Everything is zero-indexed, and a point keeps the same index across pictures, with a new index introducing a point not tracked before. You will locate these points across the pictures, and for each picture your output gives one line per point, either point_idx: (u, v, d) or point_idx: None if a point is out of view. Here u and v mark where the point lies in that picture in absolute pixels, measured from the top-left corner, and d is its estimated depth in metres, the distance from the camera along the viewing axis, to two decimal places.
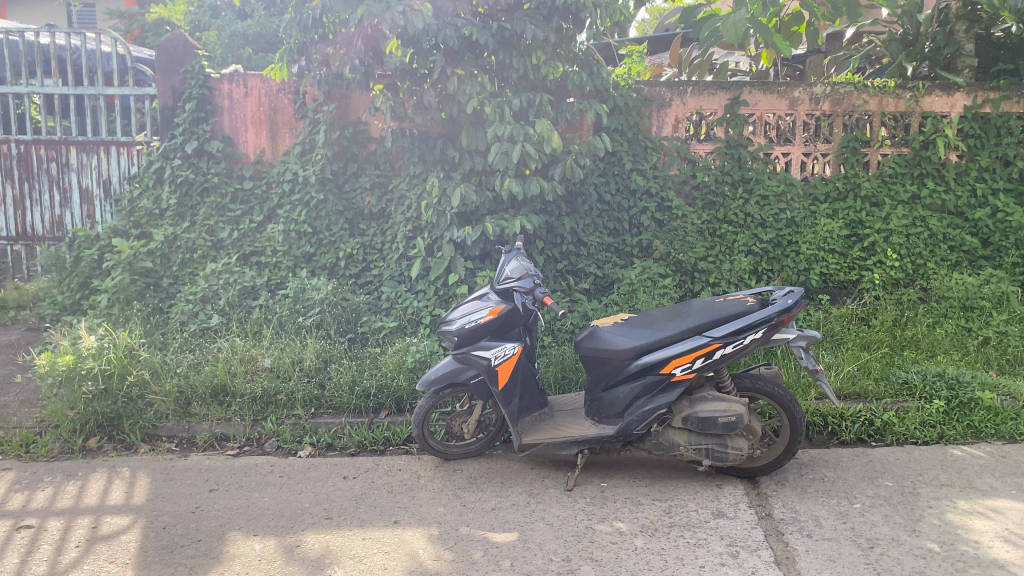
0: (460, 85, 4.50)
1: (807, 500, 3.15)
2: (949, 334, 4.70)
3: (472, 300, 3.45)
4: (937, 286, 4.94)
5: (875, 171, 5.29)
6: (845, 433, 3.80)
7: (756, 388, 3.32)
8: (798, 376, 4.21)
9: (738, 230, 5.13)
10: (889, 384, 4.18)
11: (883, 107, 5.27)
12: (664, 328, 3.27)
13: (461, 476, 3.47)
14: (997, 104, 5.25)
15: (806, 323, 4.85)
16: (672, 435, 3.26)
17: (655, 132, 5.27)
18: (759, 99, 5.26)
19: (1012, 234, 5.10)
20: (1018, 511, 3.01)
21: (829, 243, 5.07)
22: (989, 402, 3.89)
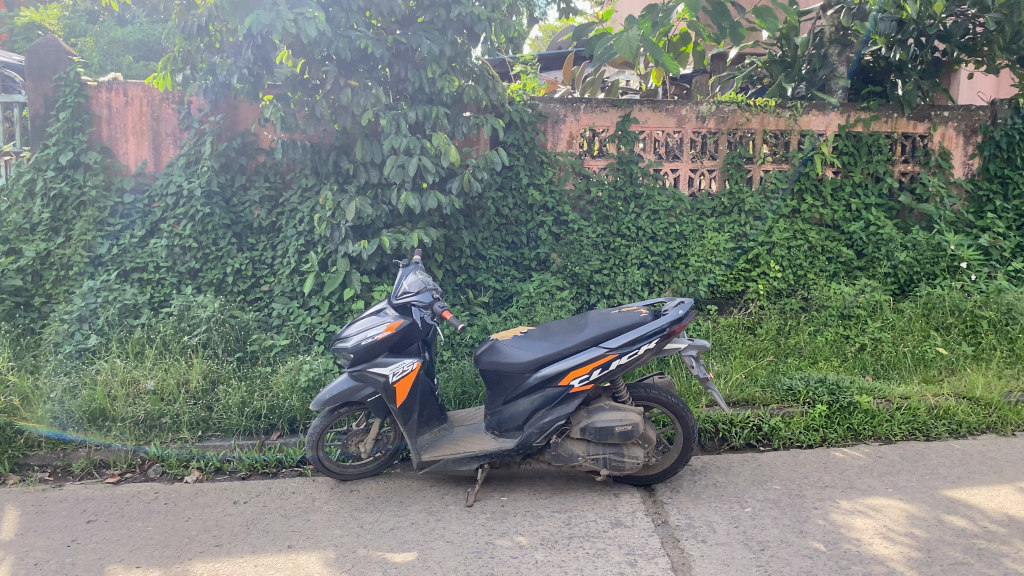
0: (354, 97, 4.43)
1: (701, 506, 3.22)
2: (828, 340, 4.95)
3: (370, 316, 3.38)
4: (817, 296, 5.18)
5: (757, 186, 5.51)
6: (735, 438, 3.93)
7: (651, 397, 3.39)
8: (690, 385, 4.33)
9: (631, 243, 5.24)
10: (775, 390, 4.35)
11: (765, 125, 5.51)
12: (562, 340, 3.29)
13: (359, 497, 3.38)
14: (868, 123, 5.55)
15: (696, 333, 5.02)
16: (571, 447, 3.28)
17: (551, 147, 5.31)
18: (649, 117, 5.39)
19: (884, 246, 5.40)
20: (895, 508, 3.17)
21: (716, 256, 5.23)
22: (867, 405, 4.10)
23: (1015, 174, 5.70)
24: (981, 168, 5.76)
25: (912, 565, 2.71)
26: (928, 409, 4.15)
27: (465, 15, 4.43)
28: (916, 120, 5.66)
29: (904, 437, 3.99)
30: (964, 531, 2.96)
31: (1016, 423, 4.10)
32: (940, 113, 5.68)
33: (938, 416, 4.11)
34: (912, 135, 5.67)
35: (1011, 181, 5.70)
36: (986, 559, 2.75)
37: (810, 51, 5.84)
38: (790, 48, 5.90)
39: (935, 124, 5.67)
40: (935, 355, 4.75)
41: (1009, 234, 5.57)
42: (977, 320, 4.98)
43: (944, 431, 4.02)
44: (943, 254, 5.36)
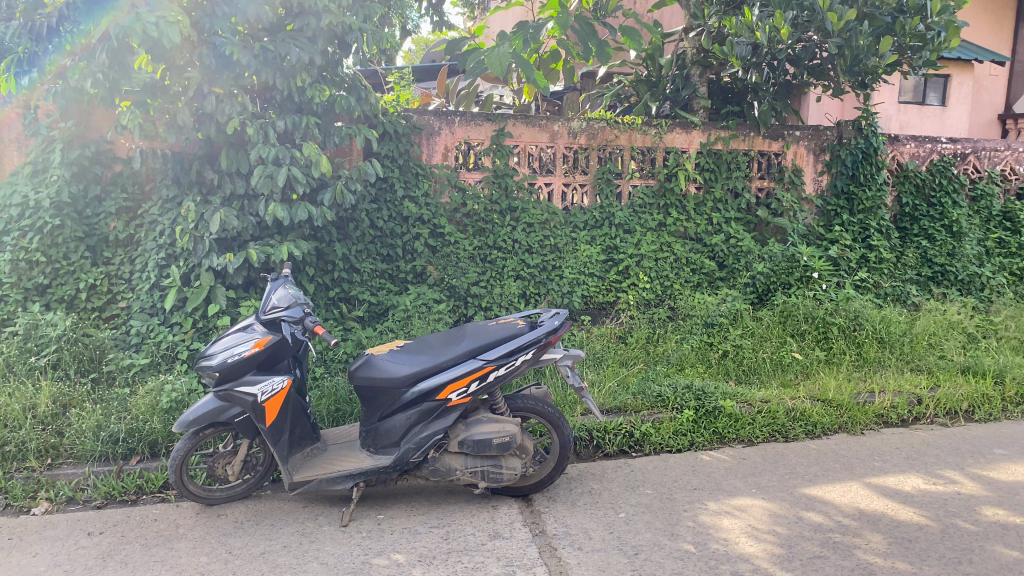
0: (218, 105, 4.29)
1: (577, 514, 3.27)
2: (694, 348, 5.16)
3: (235, 333, 3.25)
4: (683, 306, 5.43)
5: (626, 201, 5.67)
6: (609, 445, 4.01)
7: (527, 408, 3.43)
8: (565, 394, 4.40)
9: (507, 255, 5.29)
10: (645, 397, 4.47)
11: (632, 142, 5.68)
12: (439, 354, 3.26)
13: (227, 522, 3.23)
14: (727, 141, 5.83)
15: (571, 343, 5.13)
16: (449, 460, 3.26)
17: (425, 160, 5.24)
18: (523, 132, 5.44)
19: (742, 258, 5.73)
20: (758, 508, 3.33)
21: (588, 267, 5.40)
22: (730, 409, 4.28)
23: (860, 190, 6.10)
24: (830, 184, 6.14)
25: (775, 561, 2.85)
26: (787, 412, 4.38)
27: (336, 23, 4.32)
28: (770, 139, 5.99)
29: (765, 439, 4.21)
30: (820, 526, 3.14)
31: (865, 422, 4.40)
32: (793, 133, 6.04)
33: (795, 418, 4.34)
34: (767, 153, 6.01)
35: (856, 197, 6.11)
36: (840, 551, 2.92)
37: (673, 72, 6.14)
38: (654, 67, 6.14)
39: (788, 143, 6.02)
40: (792, 360, 5.06)
41: (854, 245, 6.02)
42: (828, 327, 5.31)
43: (801, 432, 4.26)
44: (797, 265, 5.71)
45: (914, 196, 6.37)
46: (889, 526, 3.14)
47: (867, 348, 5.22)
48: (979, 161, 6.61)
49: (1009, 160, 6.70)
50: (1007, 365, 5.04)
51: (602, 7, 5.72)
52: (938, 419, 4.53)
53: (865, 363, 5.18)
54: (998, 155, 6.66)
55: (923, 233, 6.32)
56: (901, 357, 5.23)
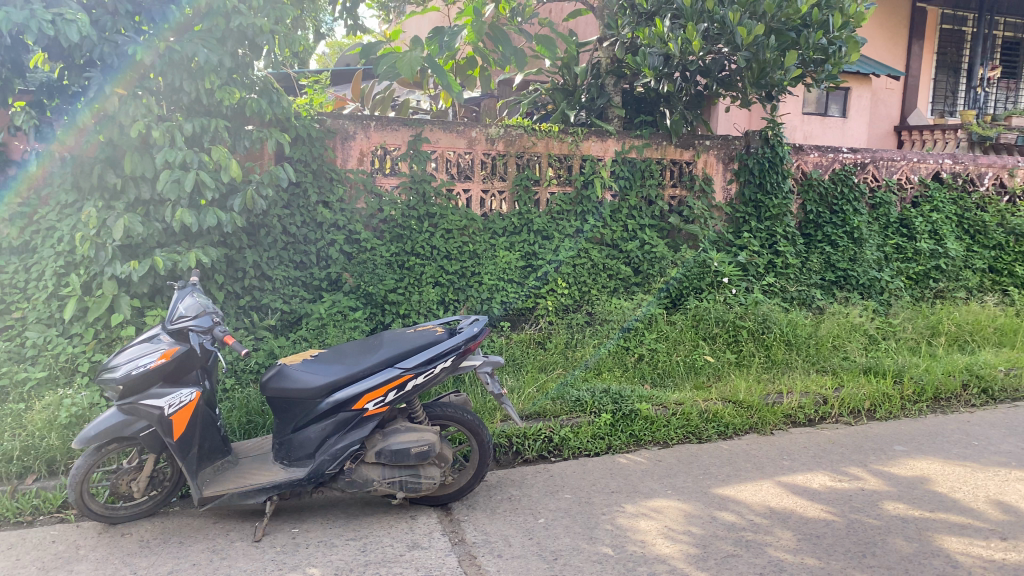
0: (121, 106, 4.10)
1: (497, 521, 3.27)
2: (611, 352, 5.24)
3: (140, 344, 3.11)
4: (600, 311, 5.50)
5: (544, 208, 5.73)
6: (528, 451, 4.03)
7: (446, 416, 3.41)
8: (485, 401, 4.39)
9: (425, 262, 5.23)
10: (564, 402, 4.51)
11: (549, 149, 5.72)
12: (356, 363, 3.21)
13: (131, 541, 3.09)
14: (641, 150, 5.94)
15: (490, 350, 5.13)
16: (366, 471, 3.21)
17: (340, 164, 5.14)
18: (440, 137, 5.40)
19: (656, 263, 5.85)
20: (674, 509, 3.39)
21: (507, 273, 5.43)
22: (647, 412, 4.35)
23: (766, 198, 6.33)
24: (738, 192, 6.36)
25: (690, 562, 2.90)
26: (700, 413, 4.49)
27: (246, 25, 4.20)
28: (682, 148, 6.13)
29: (680, 440, 4.30)
30: (733, 525, 3.22)
31: (774, 422, 4.55)
32: (703, 142, 6.20)
33: (708, 420, 4.45)
34: (679, 161, 6.16)
35: (763, 205, 6.33)
36: (752, 549, 3.00)
37: (588, 81, 6.23)
38: (570, 77, 6.21)
39: (699, 152, 6.18)
40: (704, 362, 5.20)
41: (761, 251, 6.24)
42: (738, 330, 5.48)
43: (714, 433, 4.37)
44: (708, 271, 5.88)
45: (818, 204, 6.62)
46: (798, 523, 3.24)
47: (775, 351, 5.40)
48: (877, 170, 6.92)
49: (905, 170, 7.04)
50: (904, 365, 5.28)
51: (519, 13, 5.87)
52: (842, 418, 4.71)
53: (773, 365, 5.36)
54: (895, 165, 6.98)
55: (826, 239, 6.59)
56: (808, 358, 5.43)
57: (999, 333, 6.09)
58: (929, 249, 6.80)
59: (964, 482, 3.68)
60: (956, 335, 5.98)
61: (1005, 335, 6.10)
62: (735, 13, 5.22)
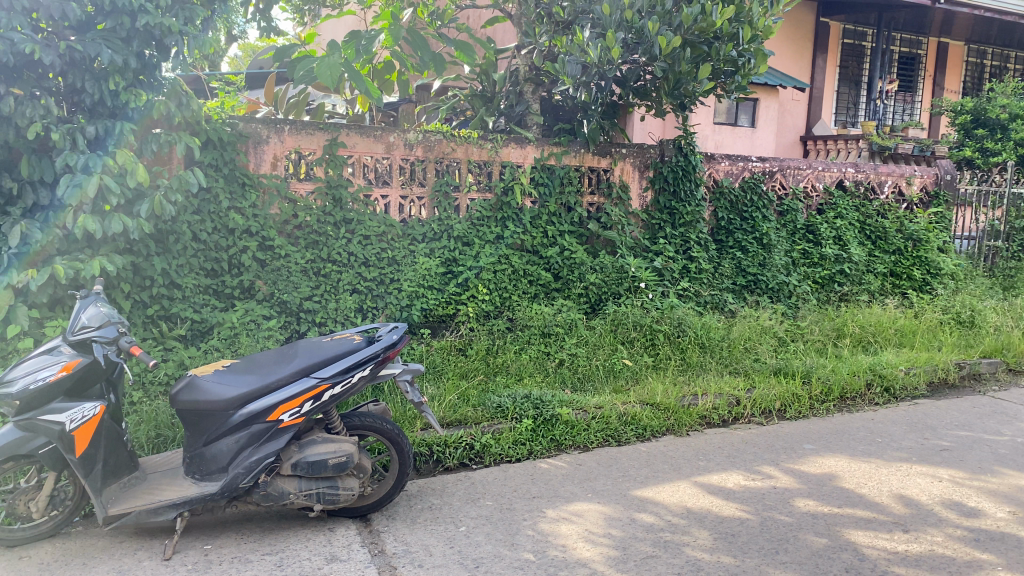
0: (17, 107, 3.89)
1: (417, 531, 3.23)
2: (532, 358, 5.29)
3: (39, 356, 2.99)
4: (520, 317, 5.52)
5: (464, 214, 5.71)
6: (449, 459, 4.00)
7: (365, 425, 3.35)
8: (404, 410, 4.34)
9: (342, 269, 5.16)
10: (485, 409, 4.51)
11: (469, 155, 5.71)
12: (270, 373, 3.13)
13: (30, 564, 2.93)
14: (559, 157, 6.00)
15: (410, 357, 5.08)
16: (282, 484, 3.13)
17: (253, 169, 5.01)
18: (356, 142, 5.32)
19: (576, 269, 5.92)
20: (594, 512, 3.42)
21: (427, 280, 5.39)
22: (567, 416, 4.39)
23: (680, 205, 6.47)
24: (654, 200, 6.47)
25: (611, 564, 2.93)
26: (618, 416, 4.55)
27: (153, 25, 4.08)
28: (599, 155, 6.23)
29: (599, 444, 4.34)
30: (652, 527, 3.27)
31: (690, 424, 4.65)
32: (620, 150, 6.30)
33: (626, 423, 4.52)
34: (597, 169, 6.25)
35: (677, 212, 6.47)
36: (670, 549, 3.05)
37: (507, 88, 6.23)
38: (489, 83, 6.25)
39: (615, 160, 6.28)
40: (623, 366, 5.29)
41: (677, 257, 6.38)
42: (655, 334, 5.60)
43: (632, 436, 4.43)
44: (626, 276, 6.01)
45: (729, 211, 6.82)
46: (714, 522, 3.31)
47: (690, 353, 5.54)
48: (785, 178, 7.16)
49: (811, 178, 7.31)
50: (812, 366, 5.46)
51: (439, 17, 5.82)
52: (755, 418, 4.86)
53: (689, 367, 5.48)
54: (801, 173, 7.24)
55: (737, 244, 6.79)
56: (721, 360, 5.58)
57: (901, 333, 6.35)
58: (834, 254, 7.08)
59: (869, 478, 3.83)
60: (860, 336, 6.23)
61: (906, 336, 6.35)
62: (653, 23, 5.32)
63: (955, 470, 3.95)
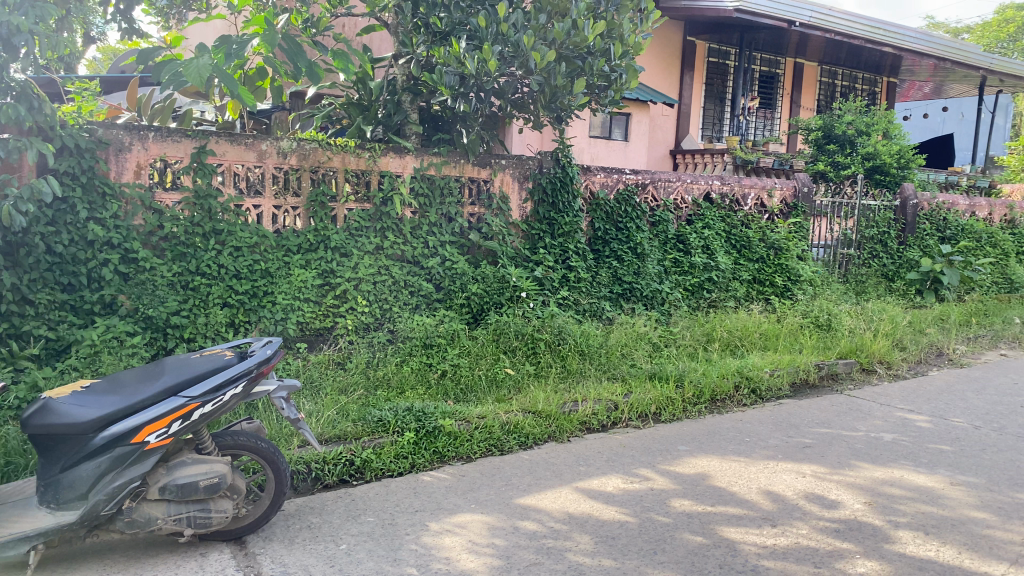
0: None
1: (295, 551, 3.14)
2: (414, 370, 5.21)
3: None
4: (401, 329, 5.49)
5: (342, 225, 5.60)
6: (328, 475, 3.90)
7: (239, 445, 3.23)
8: (280, 427, 4.21)
9: (211, 282, 4.94)
10: (365, 423, 4.43)
11: (346, 164, 5.61)
12: (134, 393, 2.96)
13: None
14: (439, 167, 5.99)
15: (286, 373, 4.93)
16: (148, 509, 2.97)
17: (113, 178, 4.74)
18: (226, 150, 5.13)
19: (458, 280, 5.94)
20: (477, 523, 3.42)
21: (303, 292, 5.24)
22: (450, 428, 4.37)
23: (558, 216, 6.60)
24: (533, 211, 6.57)
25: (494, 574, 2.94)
26: (501, 425, 4.57)
27: None
28: (479, 166, 6.26)
29: (482, 454, 4.34)
30: (535, 534, 3.30)
31: (570, 430, 4.71)
32: (499, 161, 6.36)
33: (509, 431, 4.54)
34: (477, 179, 6.28)
35: (556, 222, 6.60)
36: (553, 556, 3.09)
37: (385, 97, 6.21)
38: (365, 92, 6.18)
39: (495, 171, 6.33)
40: (505, 375, 5.32)
41: (556, 267, 6.49)
42: (537, 342, 5.67)
43: (515, 444, 4.46)
44: (507, 285, 6.05)
45: (604, 222, 7.01)
46: (595, 527, 3.38)
47: (570, 361, 5.63)
48: (656, 191, 7.42)
49: (680, 190, 7.59)
50: (685, 370, 5.66)
51: (314, 25, 5.74)
52: (632, 422, 4.98)
53: (569, 374, 5.57)
54: (671, 186, 7.51)
55: (613, 254, 6.97)
56: (600, 366, 5.70)
57: (765, 337, 6.68)
58: (702, 262, 7.41)
59: (739, 476, 4.00)
60: (728, 341, 6.53)
61: (770, 339, 6.68)
62: (529, 37, 5.43)
63: (816, 466, 4.18)
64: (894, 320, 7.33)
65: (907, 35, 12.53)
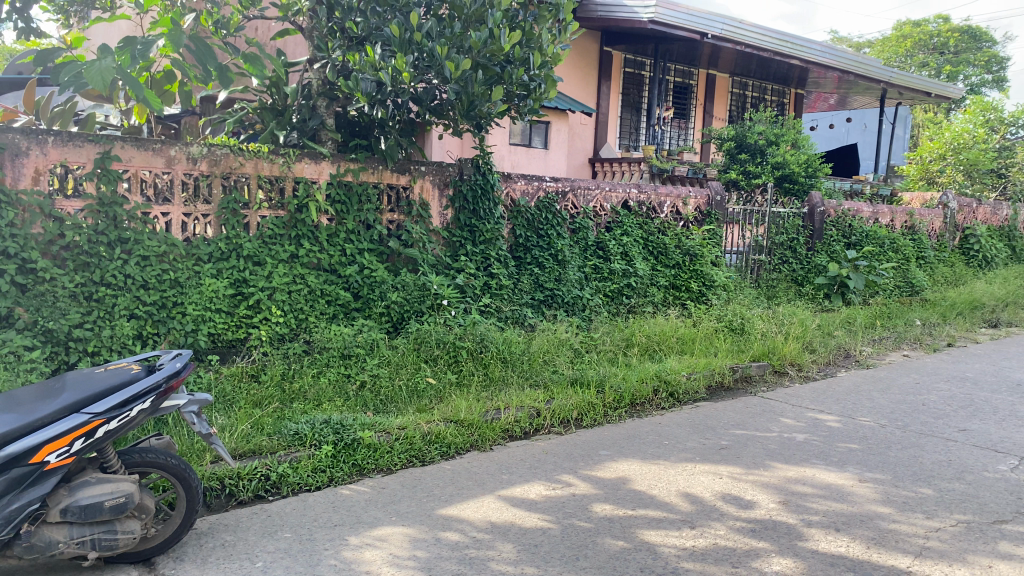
0: None
1: (208, 571, 3.03)
2: (331, 382, 5.12)
3: None
4: (318, 339, 5.39)
5: (255, 233, 5.49)
6: (242, 492, 3.79)
7: (148, 462, 3.11)
8: (192, 443, 4.08)
9: (117, 292, 4.76)
10: (281, 437, 4.34)
11: (259, 170, 5.50)
12: (32, 410, 2.80)
13: None
14: (356, 174, 5.92)
15: (197, 387, 4.76)
16: (49, 532, 2.82)
17: (9, 184, 4.51)
18: (132, 155, 4.95)
19: (377, 288, 5.87)
20: (398, 535, 3.38)
21: (215, 302, 5.11)
22: (369, 440, 4.31)
23: (479, 223, 6.61)
24: (454, 218, 6.56)
25: None
26: (422, 436, 4.53)
27: None
28: (398, 173, 6.21)
29: (403, 465, 4.28)
30: (457, 544, 3.28)
31: (492, 438, 4.70)
32: (418, 168, 6.33)
33: (431, 442, 4.50)
34: (396, 186, 6.24)
35: (476, 230, 6.61)
36: (475, 566, 3.08)
37: (299, 102, 6.06)
38: (279, 97, 6.06)
39: (414, 177, 6.30)
40: (426, 386, 5.26)
41: (477, 274, 6.49)
42: (458, 351, 5.66)
43: (437, 454, 4.42)
44: (428, 293, 6.02)
45: (526, 229, 7.06)
46: (517, 534, 3.38)
47: (492, 369, 5.63)
48: (576, 199, 7.51)
49: (599, 198, 7.72)
50: (604, 376, 5.75)
51: (224, 26, 5.59)
52: (554, 428, 5.00)
53: (491, 382, 5.56)
54: (590, 193, 7.62)
55: (534, 261, 7.04)
56: (521, 373, 5.72)
57: (682, 342, 6.82)
58: (622, 269, 7.52)
59: (658, 479, 4.07)
60: (646, 345, 6.63)
61: (686, 343, 6.82)
62: (442, 47, 5.39)
63: (732, 467, 4.29)
64: (803, 323, 7.59)
65: (812, 49, 12.99)
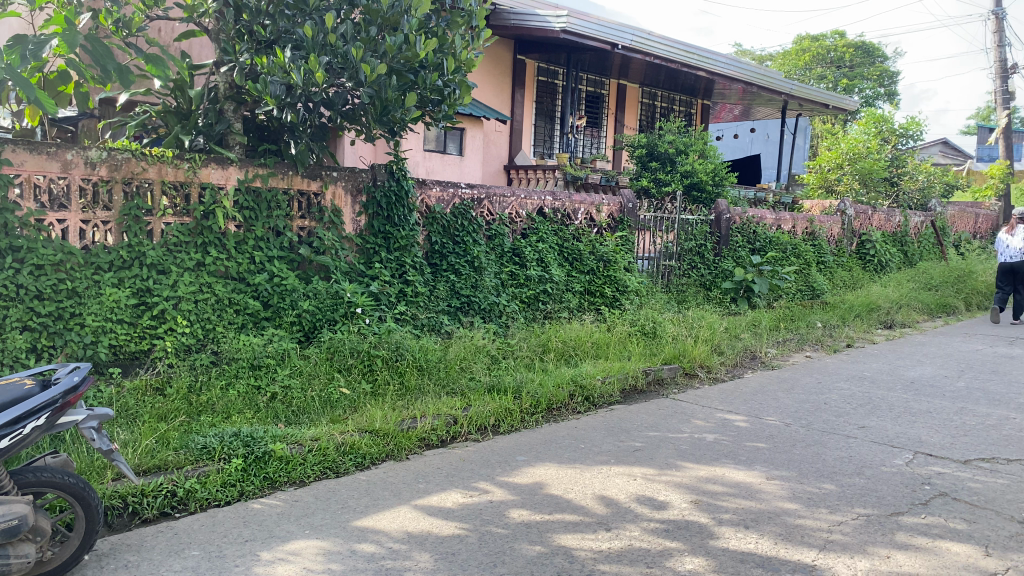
0: None
1: None
2: (240, 394, 4.97)
3: None
4: (226, 350, 5.23)
5: (158, 240, 5.30)
6: (147, 509, 3.65)
7: (43, 482, 2.95)
8: (91, 460, 3.91)
9: (8, 303, 4.52)
10: (188, 451, 4.20)
11: (162, 176, 5.31)
12: None
13: None
14: (265, 179, 5.79)
15: (96, 402, 4.56)
16: None
17: None
18: (25, 159, 4.69)
19: (288, 296, 5.74)
20: (312, 548, 3.31)
21: (116, 313, 4.91)
22: (280, 452, 4.21)
23: (393, 230, 6.55)
24: (367, 224, 6.48)
25: None
26: (336, 446, 4.45)
27: None
28: (309, 178, 6.10)
29: (316, 477, 4.20)
30: (373, 555, 3.23)
31: (409, 447, 4.66)
32: (330, 174, 6.23)
33: (345, 453, 4.43)
34: (307, 193, 6.13)
35: (391, 236, 6.55)
36: None
37: (205, 105, 5.89)
38: (184, 100, 5.86)
39: (326, 183, 6.20)
40: (339, 396, 5.16)
41: (392, 281, 6.44)
42: (373, 360, 5.58)
43: (351, 465, 4.35)
44: (341, 301, 5.94)
45: (442, 236, 7.04)
46: (434, 543, 3.35)
47: (407, 377, 5.57)
48: (492, 206, 7.54)
49: (514, 205, 7.76)
50: (521, 382, 5.77)
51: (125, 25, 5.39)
52: (471, 435, 5.00)
53: (406, 391, 5.50)
54: (506, 201, 7.66)
55: (450, 268, 7.02)
56: (438, 381, 5.68)
57: (596, 346, 6.91)
58: (537, 275, 7.58)
59: (574, 482, 4.11)
60: (562, 350, 6.70)
61: (601, 348, 6.93)
62: (354, 51, 5.33)
63: (646, 468, 4.37)
64: (712, 326, 7.80)
65: (717, 61, 13.41)
